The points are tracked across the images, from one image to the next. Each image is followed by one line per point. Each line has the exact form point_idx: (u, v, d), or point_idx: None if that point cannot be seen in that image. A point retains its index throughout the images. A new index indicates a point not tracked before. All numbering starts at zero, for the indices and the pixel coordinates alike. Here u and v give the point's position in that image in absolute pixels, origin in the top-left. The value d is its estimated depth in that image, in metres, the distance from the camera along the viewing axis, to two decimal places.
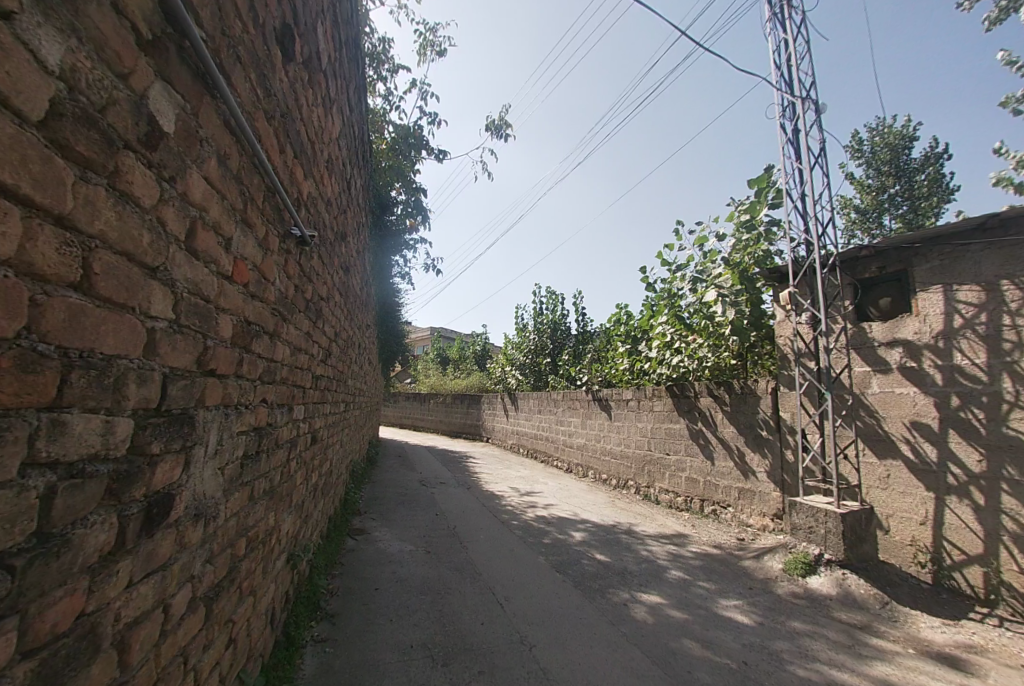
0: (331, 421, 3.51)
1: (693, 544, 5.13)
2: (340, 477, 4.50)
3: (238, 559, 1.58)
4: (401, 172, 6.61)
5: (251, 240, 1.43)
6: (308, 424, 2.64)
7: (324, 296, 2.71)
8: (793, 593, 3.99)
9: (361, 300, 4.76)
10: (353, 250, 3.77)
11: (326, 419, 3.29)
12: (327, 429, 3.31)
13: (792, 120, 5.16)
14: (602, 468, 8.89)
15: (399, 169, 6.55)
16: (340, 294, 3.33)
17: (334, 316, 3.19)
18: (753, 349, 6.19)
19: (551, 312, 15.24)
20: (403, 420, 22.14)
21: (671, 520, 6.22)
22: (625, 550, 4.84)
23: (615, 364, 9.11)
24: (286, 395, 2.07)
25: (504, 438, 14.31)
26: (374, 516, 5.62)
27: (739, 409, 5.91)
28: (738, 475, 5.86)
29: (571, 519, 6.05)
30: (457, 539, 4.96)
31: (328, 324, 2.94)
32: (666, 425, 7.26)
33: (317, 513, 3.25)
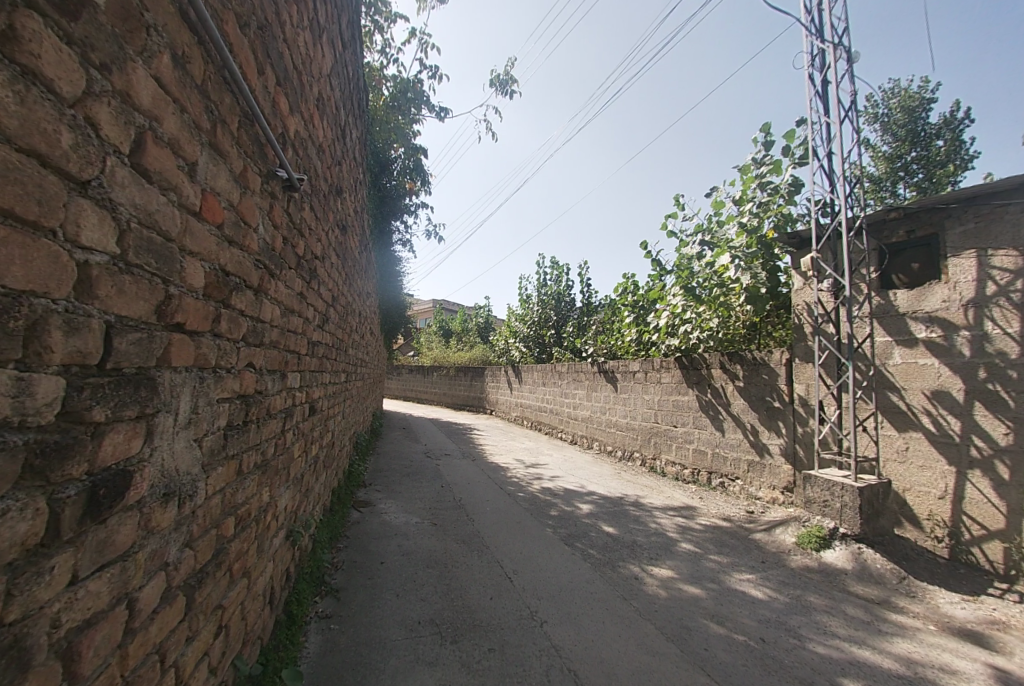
0: (331, 390, 3.35)
1: (702, 517, 5.04)
2: (342, 449, 4.36)
3: (225, 540, 1.42)
4: (400, 130, 6.28)
5: (225, 171, 1.20)
6: (305, 394, 2.46)
7: (318, 254, 2.48)
8: (807, 567, 3.87)
9: (360, 265, 4.55)
10: (350, 208, 3.52)
11: (326, 388, 3.12)
12: (327, 398, 3.14)
13: (822, 71, 4.75)
14: (607, 440, 8.82)
15: (399, 127, 6.21)
16: (338, 254, 3.11)
17: (332, 279, 2.98)
18: (767, 319, 5.97)
19: (554, 283, 14.94)
20: (406, 393, 22.17)
21: (678, 493, 6.14)
22: (632, 523, 4.75)
23: (622, 337, 8.90)
24: (278, 359, 1.87)
25: (508, 410, 14.28)
26: (379, 488, 5.53)
27: (751, 381, 5.73)
28: (748, 448, 5.73)
29: (578, 491, 5.97)
30: (462, 511, 4.87)
31: (324, 286, 2.73)
32: (674, 397, 7.11)
33: (318, 486, 3.11)
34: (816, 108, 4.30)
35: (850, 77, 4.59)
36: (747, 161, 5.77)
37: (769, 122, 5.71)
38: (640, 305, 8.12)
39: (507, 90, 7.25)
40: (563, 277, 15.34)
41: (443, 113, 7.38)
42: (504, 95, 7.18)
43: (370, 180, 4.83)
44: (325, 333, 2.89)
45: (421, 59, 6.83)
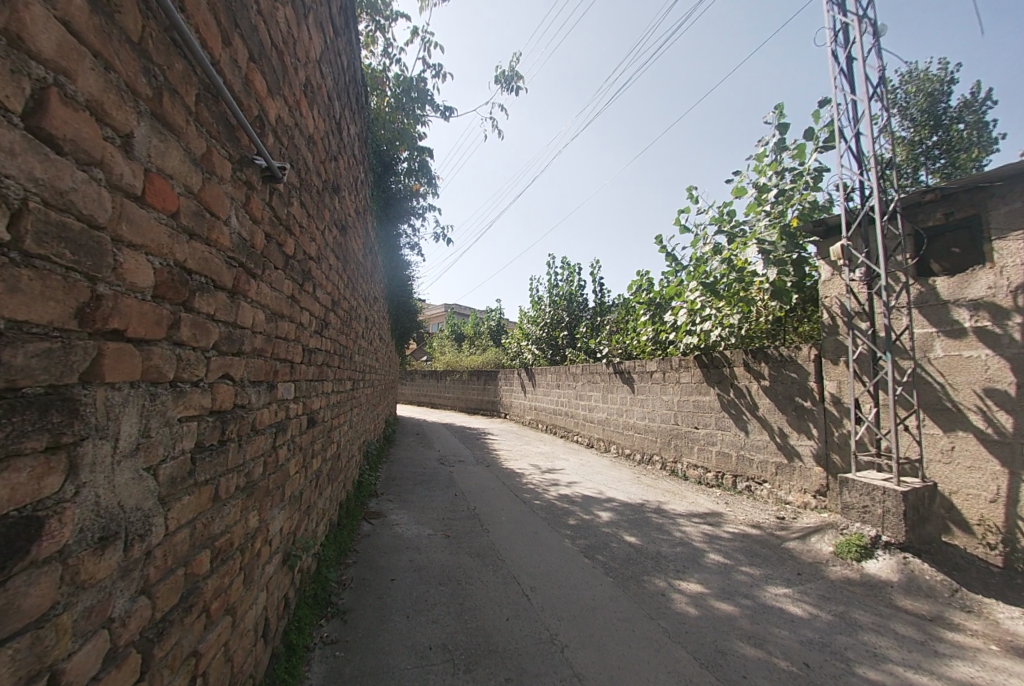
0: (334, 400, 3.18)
1: (730, 524, 4.75)
2: (350, 459, 4.20)
3: (196, 577, 1.25)
4: (405, 131, 6.13)
5: (178, 149, 1.03)
6: (303, 406, 2.29)
7: (312, 254, 2.32)
8: (848, 578, 3.58)
9: (365, 269, 4.39)
10: (351, 206, 3.35)
11: (328, 398, 2.95)
12: (329, 408, 2.97)
13: (845, 47, 4.48)
14: (625, 443, 8.54)
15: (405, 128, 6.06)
16: (337, 254, 2.94)
17: (331, 281, 2.81)
18: (792, 313, 5.68)
19: (566, 284, 14.72)
20: (420, 398, 22.11)
21: (703, 498, 5.85)
22: (655, 532, 4.50)
23: (638, 336, 8.63)
24: (264, 369, 1.71)
25: (522, 413, 14.06)
26: (391, 498, 5.35)
27: (777, 379, 5.43)
28: (775, 450, 5.43)
29: (596, 497, 5.72)
30: (477, 522, 4.66)
31: (322, 287, 2.57)
32: (695, 398, 6.82)
33: (323, 501, 2.93)
34: (842, 87, 4.08)
35: (876, 51, 4.33)
36: (763, 149, 5.58)
37: (782, 103, 5.49)
38: (656, 303, 7.84)
39: (513, 87, 7.02)
40: (575, 277, 15.11)
41: (448, 113, 7.20)
42: (509, 92, 6.97)
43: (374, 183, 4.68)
44: (325, 338, 2.72)
45: (424, 57, 6.63)
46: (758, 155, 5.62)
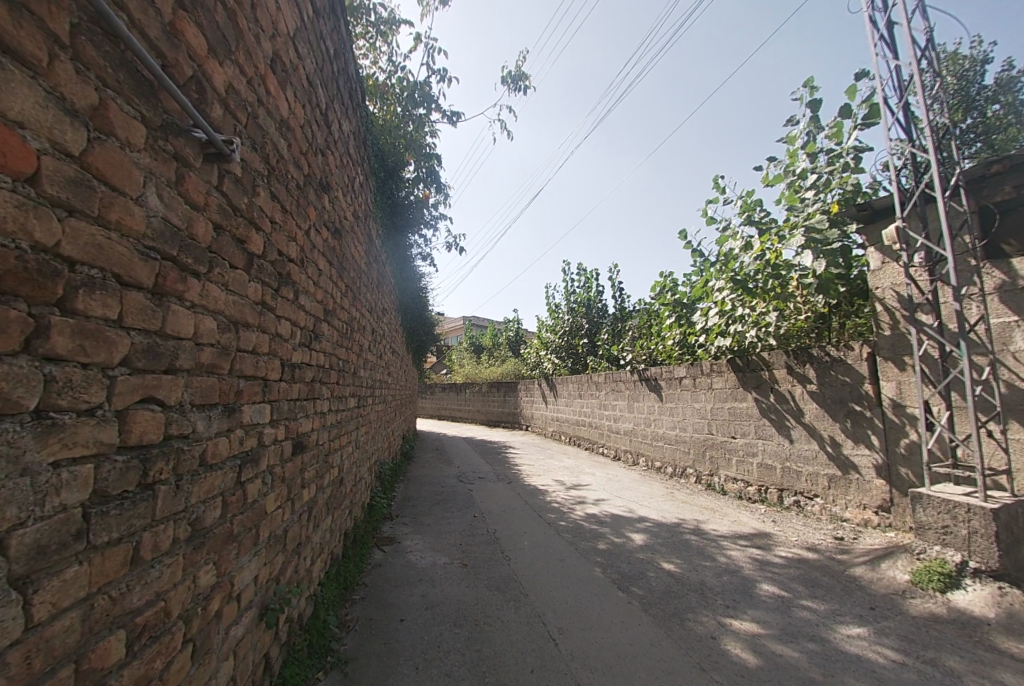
0: (334, 420, 2.89)
1: (781, 547, 4.26)
2: (359, 483, 3.91)
3: (96, 672, 0.93)
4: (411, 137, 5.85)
5: (28, 87, 0.78)
6: (287, 430, 1.99)
7: (295, 254, 2.06)
8: (933, 613, 3.07)
9: (368, 279, 4.09)
10: (347, 207, 3.10)
11: (324, 418, 2.65)
12: (326, 430, 2.67)
13: (885, 12, 4.06)
14: (654, 455, 8.05)
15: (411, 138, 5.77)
16: (331, 257, 2.67)
17: (325, 287, 2.53)
18: (837, 309, 5.19)
19: (584, 291, 14.37)
20: (440, 413, 21.89)
21: (745, 515, 5.34)
22: (696, 556, 4.06)
23: (663, 341, 8.18)
24: (221, 388, 1.42)
25: (544, 425, 13.63)
26: (406, 521, 5.00)
27: (825, 382, 5.04)
28: (828, 461, 4.99)
29: (627, 516, 5.28)
30: (497, 547, 4.29)
31: (311, 294, 2.28)
32: (730, 405, 6.34)
33: (321, 534, 2.62)
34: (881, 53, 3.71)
35: (921, 11, 3.90)
36: (793, 131, 5.26)
37: (811, 80, 5.13)
38: (682, 304, 7.41)
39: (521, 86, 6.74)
40: (593, 283, 14.73)
41: (455, 118, 6.98)
42: (517, 92, 6.70)
43: (378, 191, 4.46)
44: (317, 350, 2.43)
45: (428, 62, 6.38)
46: (788, 137, 5.29)
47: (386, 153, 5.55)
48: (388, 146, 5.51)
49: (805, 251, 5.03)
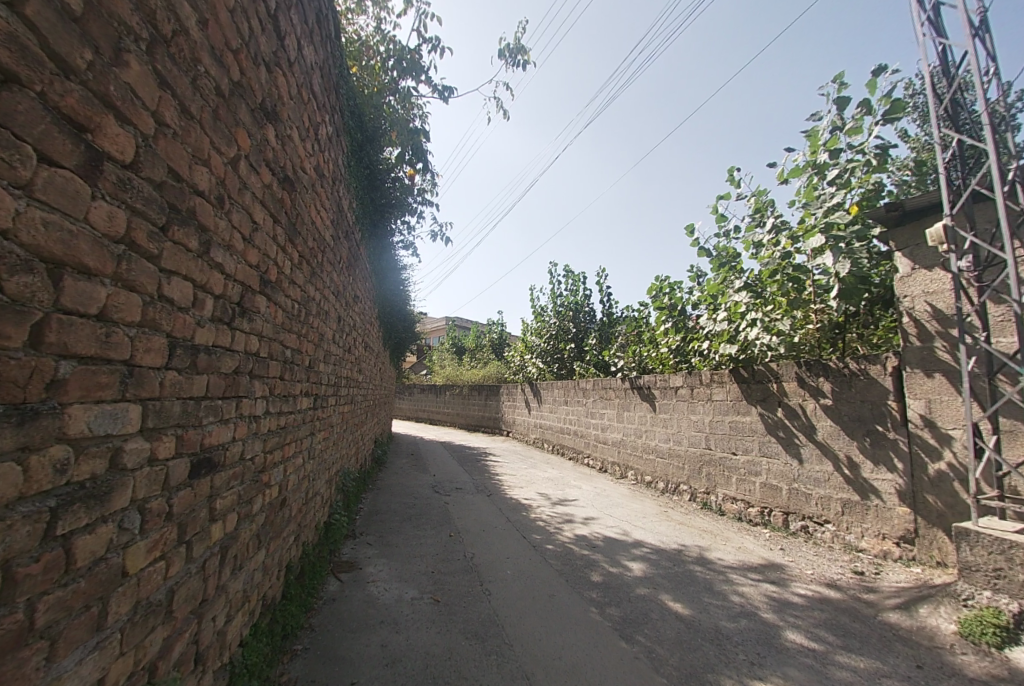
0: (272, 429, 2.21)
1: (798, 583, 3.77)
2: (312, 500, 3.24)
3: None
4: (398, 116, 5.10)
5: None
6: (179, 445, 1.33)
7: (206, 184, 1.41)
8: (994, 675, 2.59)
9: (335, 258, 3.41)
10: (306, 153, 2.45)
11: (255, 428, 1.97)
12: (258, 442, 2.00)
13: None
14: (644, 470, 7.54)
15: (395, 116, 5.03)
16: (276, 208, 2.01)
17: (261, 244, 1.88)
18: (857, 319, 4.75)
19: (572, 294, 13.91)
20: (418, 415, 21.13)
21: (749, 541, 4.86)
22: (705, 594, 3.51)
23: (658, 348, 7.71)
24: (2, 370, 0.77)
25: (526, 432, 13.07)
26: (371, 542, 4.33)
27: (842, 397, 4.60)
28: (843, 484, 4.54)
29: (620, 539, 4.73)
30: (475, 577, 3.65)
31: (235, 250, 1.63)
32: (731, 418, 5.87)
33: (246, 577, 1.95)
34: (929, 33, 3.36)
35: None
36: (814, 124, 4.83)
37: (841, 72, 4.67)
38: (680, 309, 6.96)
39: (520, 63, 6.23)
40: (580, 286, 14.29)
41: (446, 94, 6.40)
42: (515, 67, 6.16)
43: (351, 156, 3.72)
44: (246, 331, 1.78)
45: (420, 30, 5.77)
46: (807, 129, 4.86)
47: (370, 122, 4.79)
48: (370, 115, 4.75)
49: (826, 253, 4.55)
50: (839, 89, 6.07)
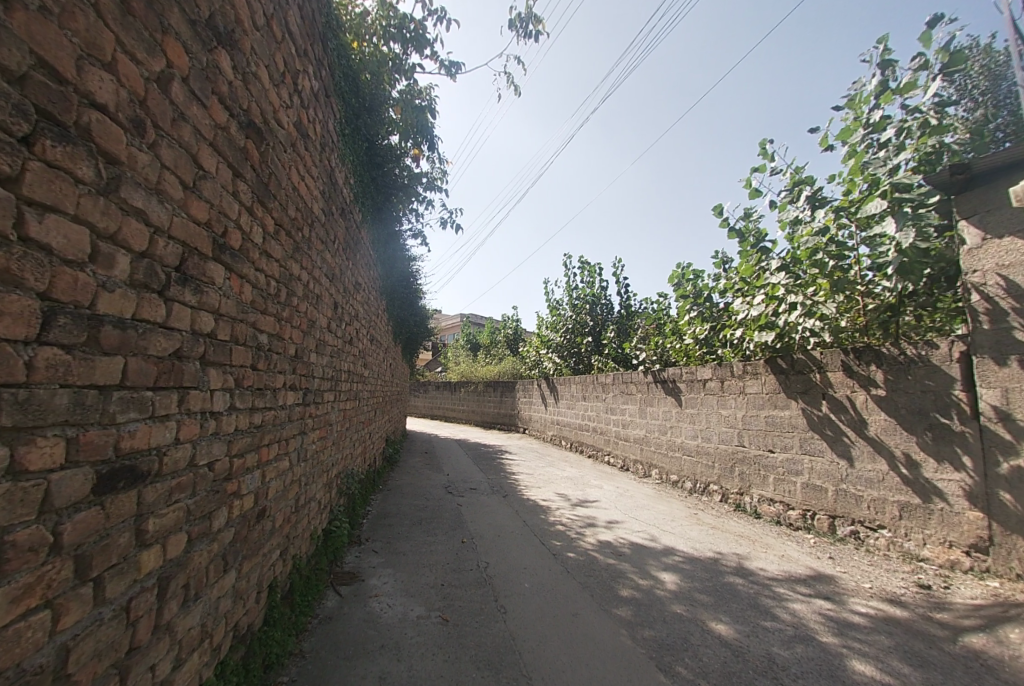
0: (235, 433, 1.83)
1: (856, 598, 3.30)
2: (305, 507, 2.90)
3: None
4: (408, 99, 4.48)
5: None
6: (69, 456, 1.00)
7: (105, 97, 1.06)
8: None
9: (326, 237, 3.01)
10: (276, 101, 2.07)
11: (205, 432, 1.60)
12: (210, 447, 1.64)
13: None
14: (670, 468, 7.08)
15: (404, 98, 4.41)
16: (229, 157, 1.66)
17: (206, 195, 1.53)
18: (926, 302, 4.05)
19: (588, 286, 13.45)
20: (433, 412, 20.92)
21: (792, 547, 4.38)
22: (749, 612, 3.07)
23: (682, 339, 7.21)
24: None
25: (543, 429, 12.67)
26: (377, 550, 3.99)
27: (898, 388, 4.08)
28: (900, 485, 4.03)
29: (649, 545, 4.30)
30: (488, 592, 3.27)
31: (158, 196, 1.27)
32: (768, 413, 5.38)
33: (200, 609, 1.63)
34: None
35: None
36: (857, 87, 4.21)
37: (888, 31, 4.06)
38: (708, 297, 6.48)
39: (533, 37, 5.83)
40: (596, 278, 13.82)
41: (454, 70, 6.02)
42: (527, 38, 5.76)
43: (345, 125, 3.36)
44: (185, 303, 1.42)
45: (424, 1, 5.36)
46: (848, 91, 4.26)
47: (381, 101, 4.41)
48: (381, 95, 4.39)
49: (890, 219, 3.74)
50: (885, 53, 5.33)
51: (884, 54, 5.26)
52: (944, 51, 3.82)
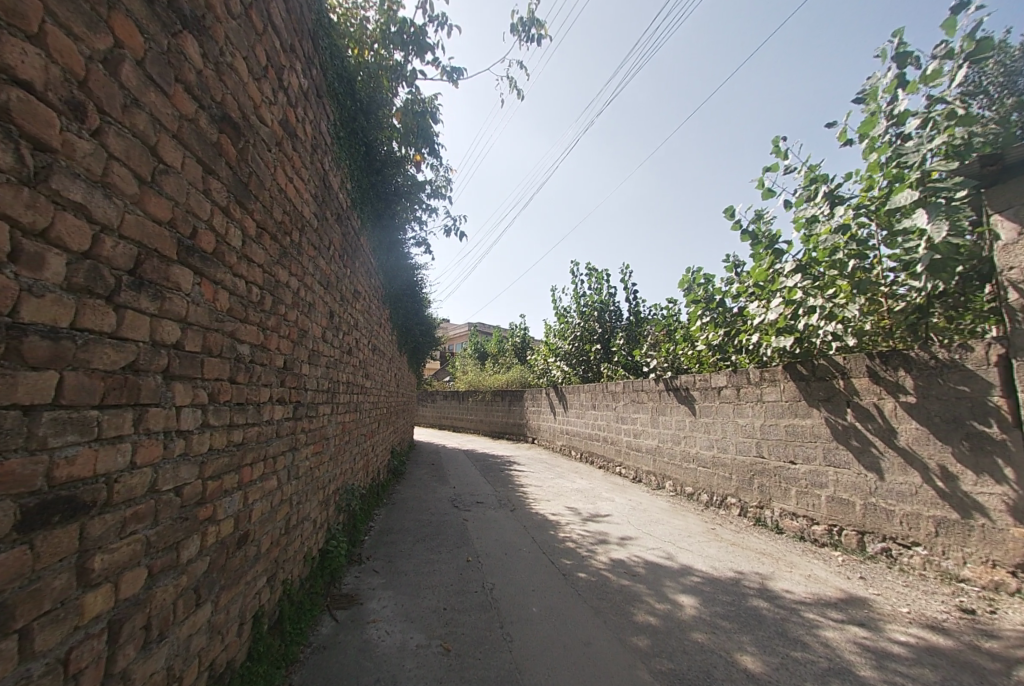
0: (209, 453, 1.68)
1: (893, 625, 3.04)
2: (297, 528, 2.73)
3: None
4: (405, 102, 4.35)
5: None
6: None
7: (26, 75, 0.93)
8: None
9: (319, 243, 2.88)
10: (254, 94, 1.95)
11: (169, 453, 1.45)
12: (177, 468, 1.49)
13: None
14: (684, 480, 6.82)
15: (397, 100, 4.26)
16: (191, 149, 1.53)
17: (162, 189, 1.39)
18: (960, 303, 3.78)
19: (596, 293, 13.26)
20: (442, 422, 20.76)
21: (819, 566, 4.11)
22: (777, 641, 2.83)
23: (695, 346, 6.98)
24: None
25: (552, 439, 12.43)
26: (378, 569, 3.80)
27: (929, 394, 3.82)
28: (935, 499, 3.76)
29: (665, 564, 4.06)
30: (493, 617, 3.07)
31: (97, 187, 1.13)
32: (788, 422, 5.13)
33: (165, 649, 1.47)
34: None
35: None
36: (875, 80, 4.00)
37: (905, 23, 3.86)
38: (721, 301, 6.26)
39: (535, 40, 5.74)
40: (604, 284, 13.63)
41: (456, 76, 5.94)
42: (529, 41, 5.67)
43: (341, 126, 3.26)
44: (136, 308, 1.28)
45: (424, 6, 5.26)
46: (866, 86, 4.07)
47: (381, 105, 4.33)
48: (383, 98, 4.31)
49: (921, 213, 3.47)
50: (901, 45, 5.12)
51: (899, 47, 5.05)
52: (970, 36, 3.58)
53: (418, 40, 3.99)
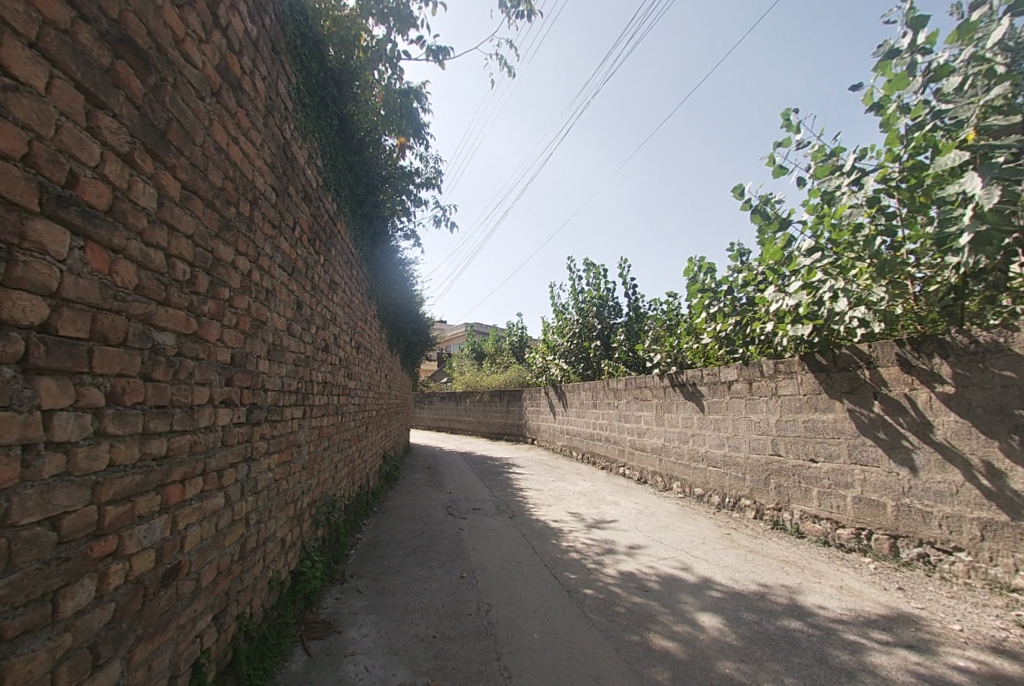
0: (106, 469, 1.28)
1: (946, 646, 2.67)
2: (258, 551, 2.32)
3: None
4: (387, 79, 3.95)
5: None
6: None
7: None
8: None
9: (280, 219, 2.47)
10: (174, 23, 1.56)
11: (29, 475, 1.05)
12: (47, 493, 1.09)
13: None
14: (693, 481, 6.44)
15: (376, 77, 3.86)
16: (62, 67, 1.13)
17: (8, 111, 1.00)
18: (1007, 280, 3.35)
19: (594, 289, 12.91)
20: (439, 424, 20.37)
21: (850, 576, 3.74)
22: (817, 670, 2.44)
23: (700, 339, 6.61)
24: None
25: (552, 439, 12.05)
26: (362, 589, 3.40)
27: (970, 384, 3.44)
28: (979, 499, 3.38)
29: (681, 576, 3.68)
30: (490, 646, 2.68)
31: None
32: (807, 417, 4.75)
33: None
34: None
35: None
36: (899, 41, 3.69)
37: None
38: (728, 290, 5.90)
39: (524, 14, 5.34)
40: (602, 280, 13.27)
41: (441, 56, 5.55)
42: (519, 17, 5.29)
43: (309, 94, 2.89)
44: None
45: None
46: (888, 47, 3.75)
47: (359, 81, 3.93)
48: (362, 73, 3.89)
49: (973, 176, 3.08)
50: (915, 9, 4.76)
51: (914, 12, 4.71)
52: None
53: (401, 13, 3.60)
